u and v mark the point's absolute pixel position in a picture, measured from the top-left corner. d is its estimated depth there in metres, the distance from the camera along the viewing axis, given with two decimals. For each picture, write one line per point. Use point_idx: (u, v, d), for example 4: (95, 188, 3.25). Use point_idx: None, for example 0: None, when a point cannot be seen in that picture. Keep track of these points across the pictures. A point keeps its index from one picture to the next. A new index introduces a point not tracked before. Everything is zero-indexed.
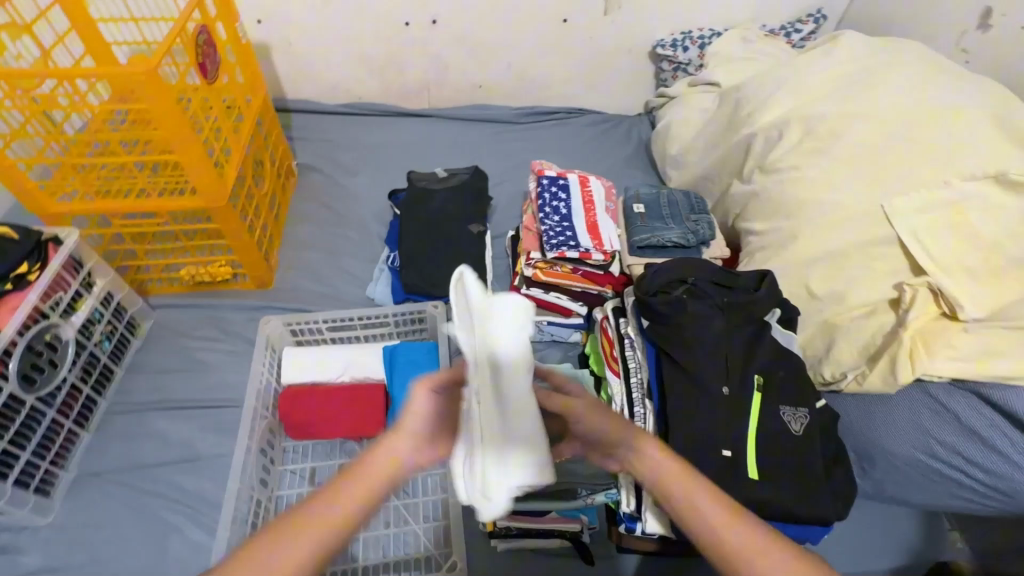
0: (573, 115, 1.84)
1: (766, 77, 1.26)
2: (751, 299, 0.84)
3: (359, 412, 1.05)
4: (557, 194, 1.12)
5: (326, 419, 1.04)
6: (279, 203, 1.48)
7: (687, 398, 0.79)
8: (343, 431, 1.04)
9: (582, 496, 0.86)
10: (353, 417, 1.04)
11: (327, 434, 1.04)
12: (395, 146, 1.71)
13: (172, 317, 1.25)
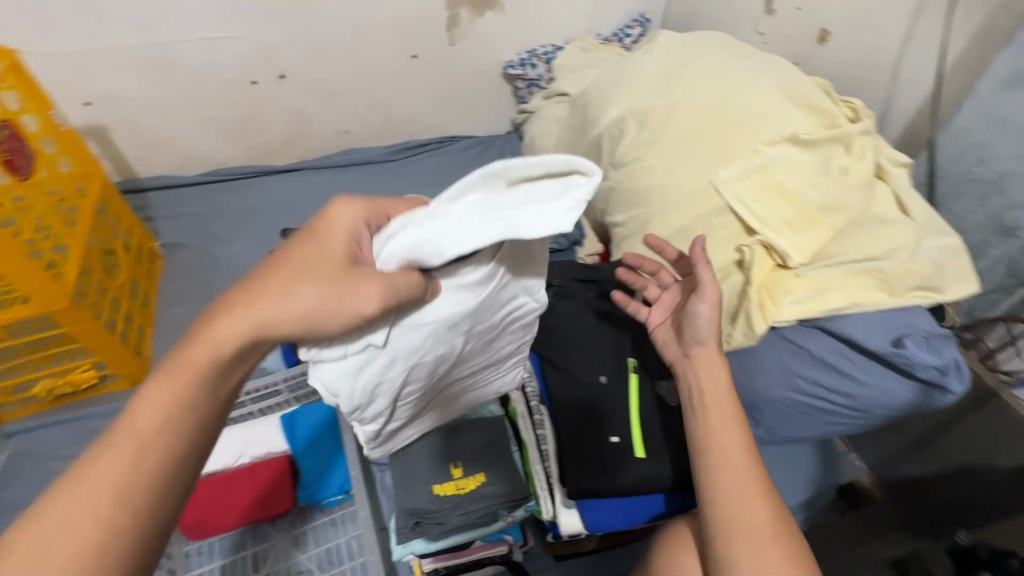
0: (445, 144, 1.88)
1: (603, 81, 1.35)
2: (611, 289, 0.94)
3: (264, 491, 0.97)
4: None
5: (228, 508, 0.95)
6: (143, 289, 1.37)
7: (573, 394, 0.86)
8: (250, 514, 0.95)
9: (503, 517, 0.85)
10: (258, 498, 0.96)
11: (231, 524, 0.95)
12: (268, 206, 1.66)
13: (33, 441, 1.11)
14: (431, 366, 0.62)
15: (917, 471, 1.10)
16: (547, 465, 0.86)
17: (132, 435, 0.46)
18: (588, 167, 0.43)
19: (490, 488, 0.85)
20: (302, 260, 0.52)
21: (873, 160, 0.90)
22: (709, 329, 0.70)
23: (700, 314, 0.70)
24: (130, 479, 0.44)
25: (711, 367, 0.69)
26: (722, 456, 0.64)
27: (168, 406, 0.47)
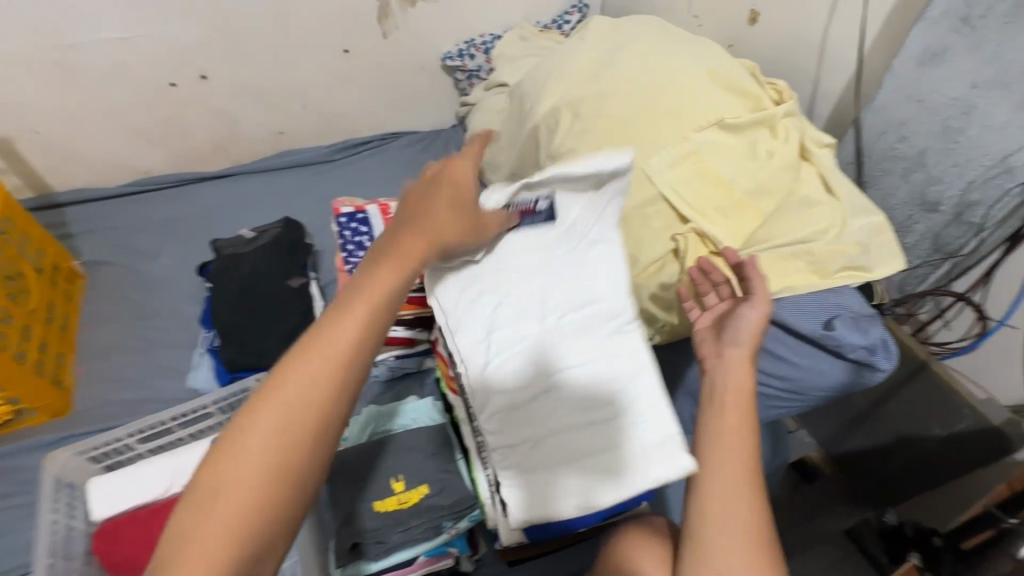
0: (387, 141, 1.82)
1: (538, 70, 1.32)
2: None
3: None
4: (358, 229, 1.06)
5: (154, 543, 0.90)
6: (62, 312, 1.29)
7: None
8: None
9: (447, 528, 0.83)
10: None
11: None
12: (199, 216, 1.57)
13: None
14: (513, 319, 0.68)
15: (856, 445, 1.12)
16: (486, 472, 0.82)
17: (275, 418, 0.43)
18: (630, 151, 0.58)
19: (433, 501, 0.83)
20: (416, 197, 0.55)
21: (797, 142, 0.91)
22: (751, 330, 0.65)
23: (746, 311, 0.67)
24: (273, 461, 0.42)
25: (738, 370, 0.63)
26: (724, 467, 0.59)
27: (310, 385, 0.45)
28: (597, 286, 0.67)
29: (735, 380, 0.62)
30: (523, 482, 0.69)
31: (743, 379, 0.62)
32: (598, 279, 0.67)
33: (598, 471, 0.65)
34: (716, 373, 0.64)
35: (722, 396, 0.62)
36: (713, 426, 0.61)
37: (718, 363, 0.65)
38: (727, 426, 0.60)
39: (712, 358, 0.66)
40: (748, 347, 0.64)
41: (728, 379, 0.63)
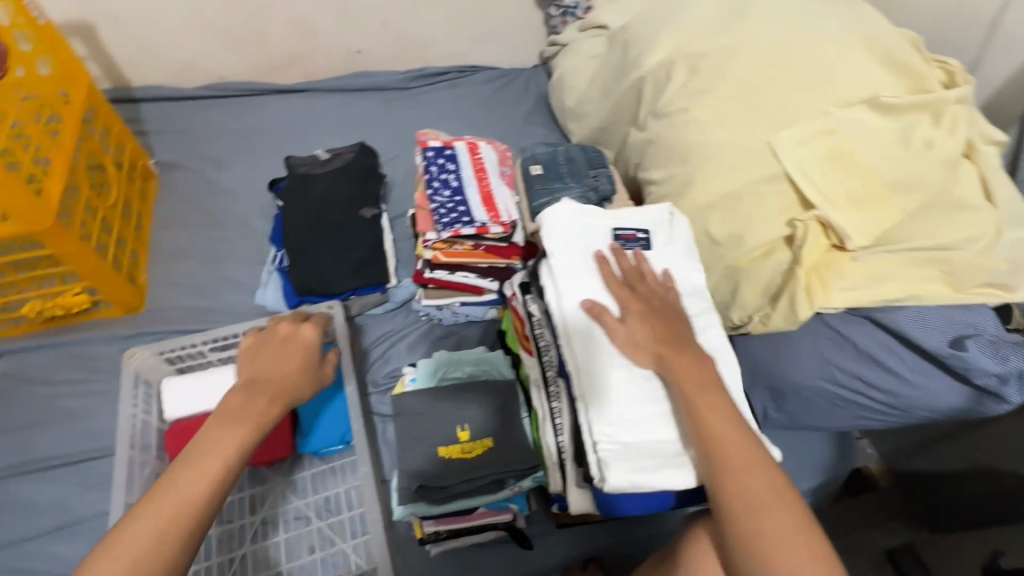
0: (465, 75, 1.72)
1: (650, 16, 1.20)
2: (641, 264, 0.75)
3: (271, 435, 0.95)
4: (445, 165, 1.01)
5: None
6: (137, 211, 1.29)
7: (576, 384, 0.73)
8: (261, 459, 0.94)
9: (509, 485, 0.82)
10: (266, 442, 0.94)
11: None
12: (271, 130, 1.53)
13: (24, 363, 1.07)
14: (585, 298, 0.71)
15: (930, 465, 1.07)
16: (560, 439, 0.78)
17: (184, 500, 0.53)
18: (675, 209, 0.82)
19: (497, 455, 0.82)
20: (255, 349, 0.71)
21: (965, 137, 0.81)
22: (641, 315, 0.65)
23: (629, 309, 0.66)
24: (174, 549, 0.50)
25: (674, 355, 0.62)
26: (718, 427, 0.56)
27: (206, 482, 0.54)
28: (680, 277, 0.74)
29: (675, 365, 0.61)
30: (623, 450, 0.62)
31: (684, 358, 0.61)
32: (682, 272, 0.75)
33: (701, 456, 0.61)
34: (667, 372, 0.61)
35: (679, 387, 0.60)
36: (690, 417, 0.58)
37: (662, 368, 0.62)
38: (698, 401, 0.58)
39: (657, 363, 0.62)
40: (660, 331, 0.64)
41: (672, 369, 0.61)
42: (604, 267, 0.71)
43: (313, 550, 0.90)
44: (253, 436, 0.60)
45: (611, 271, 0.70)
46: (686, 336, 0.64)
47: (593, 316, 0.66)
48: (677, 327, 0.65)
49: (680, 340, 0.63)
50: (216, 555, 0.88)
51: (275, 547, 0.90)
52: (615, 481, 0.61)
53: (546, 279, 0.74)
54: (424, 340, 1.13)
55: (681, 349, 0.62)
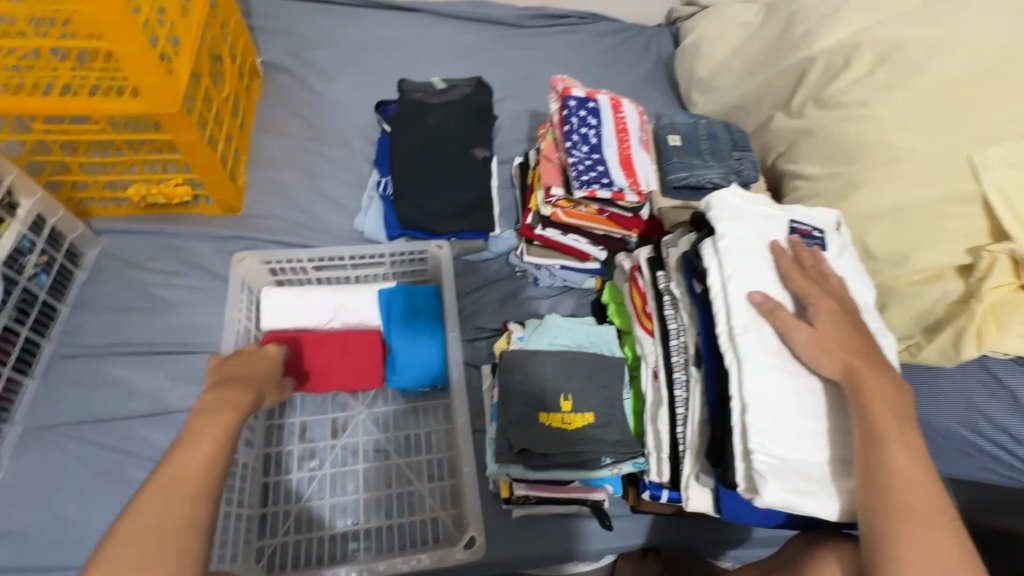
0: (585, 22, 1.60)
1: None
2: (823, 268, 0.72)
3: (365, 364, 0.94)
4: (586, 118, 0.93)
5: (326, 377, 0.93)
6: (243, 109, 1.24)
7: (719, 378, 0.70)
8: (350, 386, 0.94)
9: (606, 465, 0.80)
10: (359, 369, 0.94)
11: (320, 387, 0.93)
12: (379, 47, 1.46)
13: (122, 245, 1.06)
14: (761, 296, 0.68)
15: (1020, 526, 1.02)
16: (680, 431, 0.75)
17: (208, 451, 0.58)
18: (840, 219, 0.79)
19: (598, 432, 0.80)
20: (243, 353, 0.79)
21: None
22: (831, 320, 0.63)
23: (819, 312, 0.64)
24: (195, 486, 0.54)
25: (873, 374, 0.59)
26: (906, 468, 0.54)
27: (216, 438, 0.59)
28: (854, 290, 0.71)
29: (872, 384, 0.58)
30: (778, 466, 0.60)
31: (882, 380, 0.59)
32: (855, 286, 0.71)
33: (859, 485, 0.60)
34: (860, 386, 0.58)
35: (871, 406, 0.57)
36: (877, 441, 0.56)
37: (854, 382, 0.59)
38: (891, 431, 0.56)
39: (847, 374, 0.60)
40: (854, 343, 0.62)
41: (868, 386, 0.58)
42: (790, 266, 0.69)
43: (389, 485, 0.90)
44: (243, 411, 0.65)
45: (796, 269, 0.68)
46: (879, 359, 0.61)
47: (765, 314, 0.65)
48: (870, 345, 0.62)
49: (877, 361, 0.61)
50: (298, 470, 0.90)
51: (351, 475, 0.90)
52: (769, 497, 0.59)
53: (710, 263, 0.71)
54: (517, 297, 1.09)
55: (881, 370, 0.60)
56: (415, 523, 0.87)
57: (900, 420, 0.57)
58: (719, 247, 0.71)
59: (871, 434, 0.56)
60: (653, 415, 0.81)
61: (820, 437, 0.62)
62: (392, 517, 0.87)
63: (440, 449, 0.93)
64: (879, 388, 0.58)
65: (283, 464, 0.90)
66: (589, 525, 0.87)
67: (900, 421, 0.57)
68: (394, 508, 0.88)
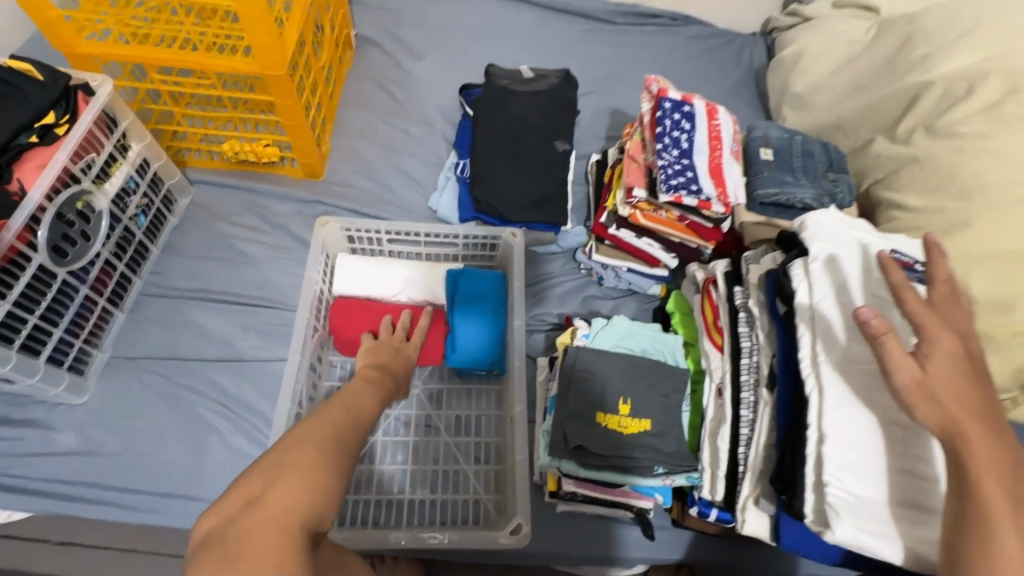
0: (677, 24, 1.56)
1: (957, 12, 1.00)
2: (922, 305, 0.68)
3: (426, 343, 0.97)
4: (680, 122, 0.91)
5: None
6: (334, 78, 1.27)
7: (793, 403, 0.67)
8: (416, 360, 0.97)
9: (658, 475, 0.78)
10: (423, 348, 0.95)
11: None
12: (468, 30, 1.47)
13: (212, 197, 1.12)
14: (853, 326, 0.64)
15: None
16: (742, 452, 0.72)
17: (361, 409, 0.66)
18: None
19: (655, 441, 0.79)
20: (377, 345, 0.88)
21: None
22: (948, 362, 0.50)
23: (934, 349, 0.51)
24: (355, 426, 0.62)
25: (984, 441, 0.49)
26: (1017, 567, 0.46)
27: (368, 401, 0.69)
28: None
29: (984, 456, 0.48)
30: (852, 502, 0.56)
31: (993, 450, 0.49)
32: None
33: (926, 533, 0.55)
34: (965, 458, 0.49)
35: (980, 486, 0.48)
36: (979, 528, 0.47)
37: (959, 451, 0.49)
38: (1002, 518, 0.47)
39: (948, 435, 0.49)
40: (973, 398, 0.50)
41: (977, 458, 0.48)
42: (903, 284, 0.54)
43: (437, 461, 0.91)
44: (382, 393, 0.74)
45: (908, 288, 0.54)
46: (996, 421, 0.50)
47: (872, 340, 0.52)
48: (987, 394, 0.51)
49: (994, 421, 0.50)
50: None
51: (402, 445, 0.92)
52: (840, 534, 0.56)
53: (799, 285, 0.68)
54: (580, 294, 1.08)
55: (995, 437, 0.49)
56: (458, 501, 0.88)
57: (1016, 502, 0.47)
58: (812, 269, 0.67)
59: (983, 520, 0.47)
60: (711, 432, 0.79)
61: (882, 476, 0.57)
62: (437, 492, 0.89)
63: (489, 434, 0.94)
64: (990, 463, 0.48)
65: None
66: (630, 532, 0.86)
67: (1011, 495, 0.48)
68: (440, 484, 0.90)
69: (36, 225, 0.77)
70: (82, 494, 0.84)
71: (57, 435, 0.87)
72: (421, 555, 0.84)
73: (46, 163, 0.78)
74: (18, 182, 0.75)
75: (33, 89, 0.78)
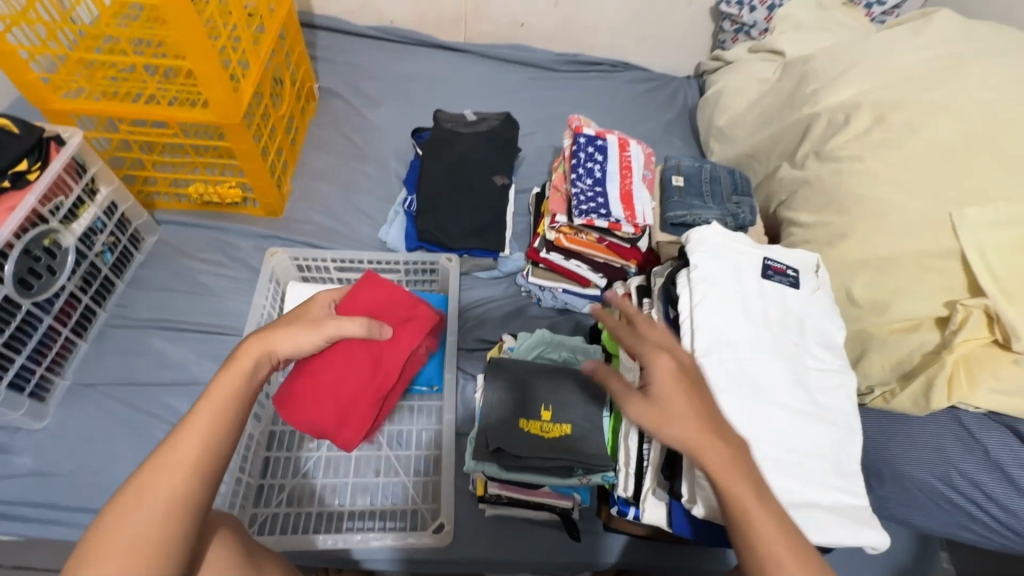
0: (616, 70, 1.71)
1: (841, 53, 1.13)
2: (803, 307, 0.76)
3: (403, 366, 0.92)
4: (594, 155, 1.01)
5: (361, 396, 0.83)
6: (297, 126, 1.39)
7: None
8: (366, 414, 0.84)
9: (576, 475, 0.84)
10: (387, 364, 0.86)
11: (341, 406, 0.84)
12: (424, 81, 1.61)
13: (179, 235, 1.21)
14: (721, 326, 0.71)
15: None
16: (646, 448, 0.79)
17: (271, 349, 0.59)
18: (819, 260, 0.83)
19: (573, 443, 0.84)
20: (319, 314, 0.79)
21: None
22: (666, 378, 0.53)
23: (653, 370, 0.54)
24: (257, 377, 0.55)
25: (714, 446, 0.50)
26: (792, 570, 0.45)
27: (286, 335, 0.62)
28: (821, 328, 0.75)
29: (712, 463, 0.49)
30: None
31: (727, 450, 0.50)
32: (823, 325, 0.76)
33: None
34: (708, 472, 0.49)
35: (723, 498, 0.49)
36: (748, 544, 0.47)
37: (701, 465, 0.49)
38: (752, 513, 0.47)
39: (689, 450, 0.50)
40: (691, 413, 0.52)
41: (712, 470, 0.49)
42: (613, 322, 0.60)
43: (378, 474, 0.96)
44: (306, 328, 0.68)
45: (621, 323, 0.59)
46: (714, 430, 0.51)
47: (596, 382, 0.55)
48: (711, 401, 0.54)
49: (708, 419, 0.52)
50: (297, 449, 0.97)
51: (345, 460, 0.97)
52: (707, 508, 0.62)
53: (682, 290, 0.76)
54: (520, 314, 1.16)
55: (727, 441, 0.51)
56: (397, 511, 0.93)
57: (762, 496, 0.48)
58: (691, 276, 0.75)
59: (748, 527, 0.46)
60: (625, 433, 0.86)
61: None
62: (376, 503, 0.93)
63: (428, 447, 0.99)
64: (724, 466, 0.48)
65: (285, 441, 0.98)
66: (559, 536, 0.90)
67: (755, 488, 0.49)
68: (378, 496, 0.94)
69: (4, 260, 0.86)
70: (35, 514, 0.88)
71: (15, 458, 0.92)
72: (360, 564, 0.88)
73: (15, 205, 0.86)
74: None
75: (9, 141, 0.88)
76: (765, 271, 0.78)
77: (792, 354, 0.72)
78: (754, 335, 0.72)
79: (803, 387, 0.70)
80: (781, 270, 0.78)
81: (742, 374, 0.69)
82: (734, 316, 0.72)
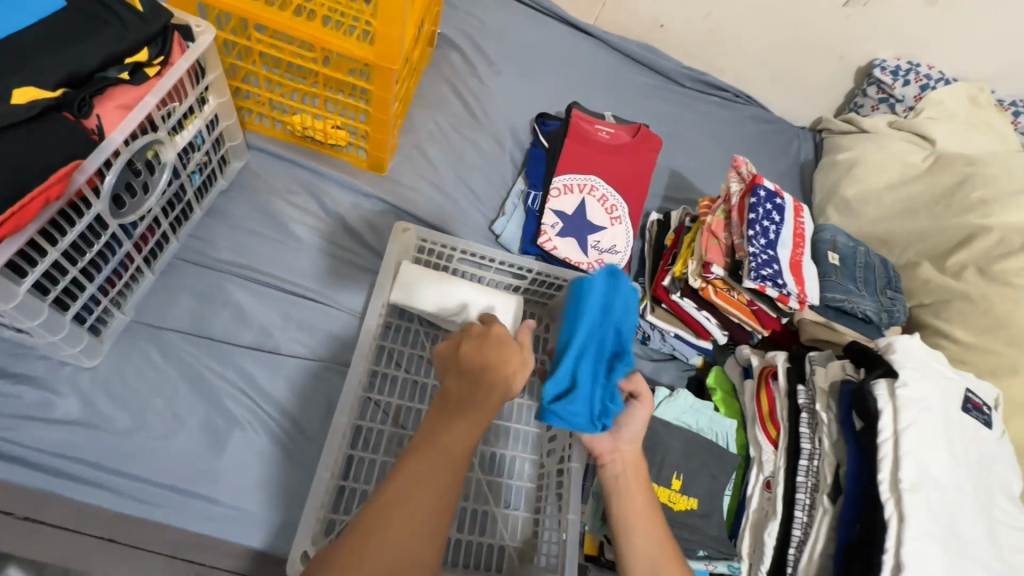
0: (739, 101, 1.59)
1: (1014, 169, 1.13)
2: (999, 455, 0.73)
3: (637, 172, 1.16)
4: (772, 213, 0.93)
5: (608, 166, 1.14)
6: (416, 74, 1.22)
7: (858, 523, 0.70)
8: (592, 156, 1.14)
9: (697, 557, 0.79)
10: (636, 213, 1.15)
11: (593, 162, 1.14)
12: (546, 56, 1.44)
13: (269, 167, 1.04)
14: (931, 465, 0.67)
15: None
16: (792, 554, 0.74)
17: (460, 399, 0.63)
18: (995, 396, 0.82)
19: (700, 522, 0.80)
20: (472, 338, 0.68)
21: None
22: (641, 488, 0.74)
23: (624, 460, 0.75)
24: (442, 415, 0.63)
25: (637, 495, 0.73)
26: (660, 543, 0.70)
27: (459, 380, 0.65)
28: (1010, 479, 0.73)
29: (642, 516, 0.71)
30: None
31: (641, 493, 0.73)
32: (1010, 475, 0.73)
33: None
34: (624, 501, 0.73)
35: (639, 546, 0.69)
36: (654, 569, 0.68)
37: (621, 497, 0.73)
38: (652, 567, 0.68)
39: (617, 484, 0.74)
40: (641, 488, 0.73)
41: (632, 504, 0.72)
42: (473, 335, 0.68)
43: (466, 498, 0.87)
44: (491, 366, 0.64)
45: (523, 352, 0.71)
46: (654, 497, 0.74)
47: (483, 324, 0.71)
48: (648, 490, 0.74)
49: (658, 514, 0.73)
50: (384, 453, 0.87)
51: None
52: None
53: (884, 406, 0.70)
54: None
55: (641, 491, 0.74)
56: (485, 546, 0.85)
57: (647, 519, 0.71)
58: (897, 393, 0.70)
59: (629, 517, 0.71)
60: (751, 521, 0.81)
61: None
62: (462, 532, 0.85)
63: (525, 479, 0.92)
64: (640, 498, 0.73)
65: (372, 442, 0.87)
66: None
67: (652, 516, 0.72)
68: (466, 524, 0.86)
69: (105, 169, 0.69)
70: (74, 471, 0.74)
71: (58, 401, 0.77)
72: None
73: (130, 106, 0.70)
74: (97, 119, 0.66)
75: (132, 20, 0.70)
76: (965, 407, 0.74)
77: (988, 504, 0.69)
78: (960, 480, 0.68)
79: (999, 545, 0.67)
80: (982, 413, 0.74)
81: (951, 521, 0.65)
82: (941, 459, 0.68)
